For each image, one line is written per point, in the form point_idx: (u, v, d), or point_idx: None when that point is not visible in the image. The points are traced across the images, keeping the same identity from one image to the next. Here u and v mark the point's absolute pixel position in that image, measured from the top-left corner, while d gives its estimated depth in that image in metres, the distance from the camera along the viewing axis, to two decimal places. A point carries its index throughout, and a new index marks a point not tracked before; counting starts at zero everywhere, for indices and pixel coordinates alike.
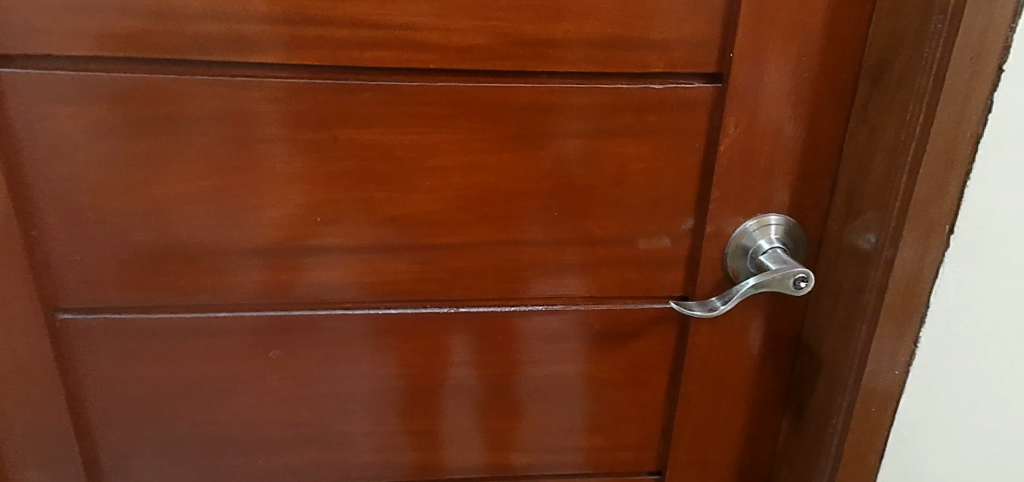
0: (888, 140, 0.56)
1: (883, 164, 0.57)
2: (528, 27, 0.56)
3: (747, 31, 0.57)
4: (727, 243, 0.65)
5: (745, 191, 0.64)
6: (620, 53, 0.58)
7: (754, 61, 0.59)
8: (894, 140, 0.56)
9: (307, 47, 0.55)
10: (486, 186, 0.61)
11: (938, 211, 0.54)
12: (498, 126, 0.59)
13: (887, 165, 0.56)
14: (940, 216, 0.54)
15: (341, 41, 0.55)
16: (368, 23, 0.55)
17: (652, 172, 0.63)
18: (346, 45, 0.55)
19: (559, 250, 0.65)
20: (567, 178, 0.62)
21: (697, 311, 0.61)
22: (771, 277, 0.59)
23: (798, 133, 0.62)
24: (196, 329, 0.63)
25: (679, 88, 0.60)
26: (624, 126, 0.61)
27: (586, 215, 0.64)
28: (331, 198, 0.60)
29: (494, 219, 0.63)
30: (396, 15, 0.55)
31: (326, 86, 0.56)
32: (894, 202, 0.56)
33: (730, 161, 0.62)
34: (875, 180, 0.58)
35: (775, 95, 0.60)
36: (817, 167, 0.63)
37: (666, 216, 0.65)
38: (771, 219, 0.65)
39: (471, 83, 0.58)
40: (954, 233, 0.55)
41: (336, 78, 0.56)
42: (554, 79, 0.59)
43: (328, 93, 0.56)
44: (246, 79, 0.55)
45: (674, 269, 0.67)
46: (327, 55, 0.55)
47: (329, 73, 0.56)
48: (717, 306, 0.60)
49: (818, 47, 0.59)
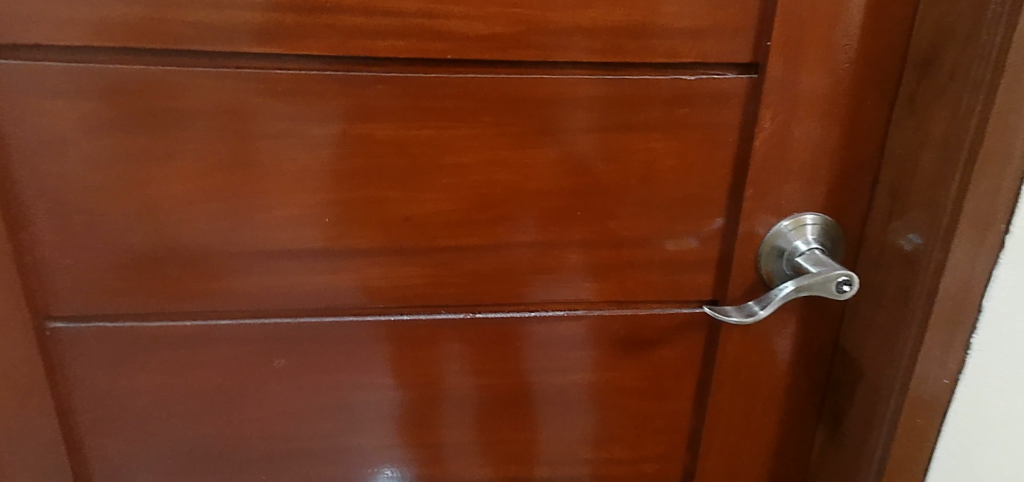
0: (938, 133, 0.53)
1: (933, 159, 0.53)
2: (552, 14, 0.53)
3: (785, 19, 0.54)
4: (760, 244, 0.61)
5: (781, 189, 0.60)
6: (648, 42, 0.54)
7: (792, 51, 0.55)
8: (945, 135, 0.52)
9: (315, 37, 0.51)
10: (506, 185, 0.58)
11: (993, 210, 0.51)
12: (518, 120, 0.56)
13: (938, 161, 0.53)
14: (996, 215, 0.51)
15: (352, 30, 0.51)
16: (381, 10, 0.51)
17: (681, 170, 0.59)
18: (357, 34, 0.51)
19: (582, 253, 0.61)
20: (591, 175, 0.58)
21: (734, 317, 0.57)
22: (812, 281, 0.55)
23: (838, 127, 0.58)
24: (195, 338, 0.59)
25: (711, 79, 0.56)
26: (652, 120, 0.57)
27: (609, 215, 0.60)
28: (339, 198, 0.56)
29: (512, 219, 0.59)
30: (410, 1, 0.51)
31: (335, 78, 0.53)
32: (946, 201, 0.52)
33: (766, 157, 0.58)
34: (923, 176, 0.54)
35: (814, 87, 0.56)
36: (857, 163, 0.59)
37: (696, 216, 0.61)
38: (808, 218, 0.61)
39: (490, 74, 0.54)
40: (1010, 233, 0.51)
41: (346, 70, 0.53)
42: (579, 70, 0.55)
43: (337, 86, 0.53)
44: (250, 71, 0.52)
45: (703, 272, 0.63)
46: (336, 44, 0.52)
47: (338, 64, 0.53)
48: (757, 312, 0.56)
49: (861, 35, 0.55)
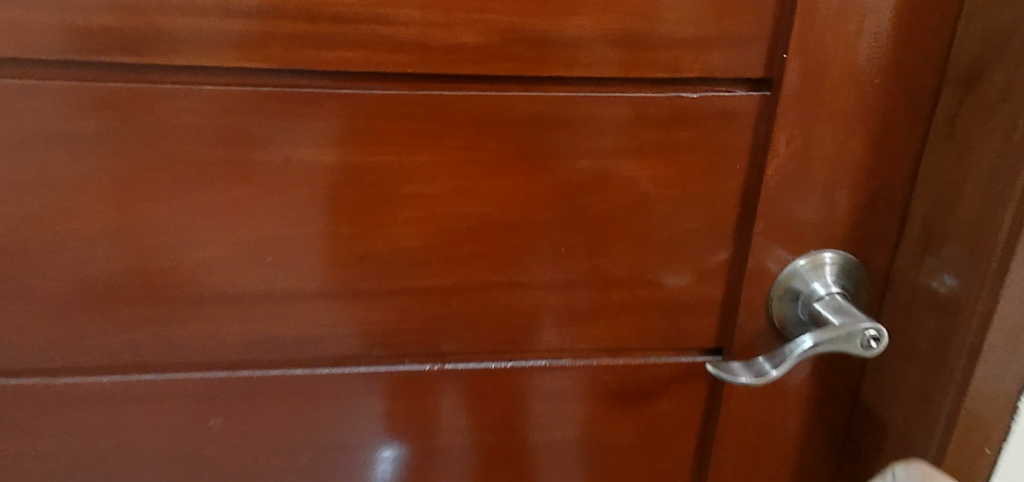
0: (984, 164, 0.45)
1: (978, 195, 0.46)
2: (531, 20, 0.45)
3: (805, 27, 0.46)
4: (772, 285, 0.54)
5: (796, 224, 0.52)
6: (644, 54, 0.47)
7: (812, 65, 0.47)
8: (994, 166, 0.45)
9: (251, 47, 0.43)
10: (479, 219, 0.50)
11: None
12: (494, 144, 0.48)
13: (985, 197, 0.45)
14: None
15: (292, 38, 0.43)
16: (326, 15, 0.43)
17: (681, 201, 0.51)
18: (300, 43, 0.43)
19: (566, 294, 0.54)
20: (579, 207, 0.51)
21: (742, 376, 0.49)
22: (833, 335, 0.47)
23: (863, 154, 0.50)
24: (116, 395, 0.51)
25: (717, 97, 0.48)
26: (649, 145, 0.49)
27: (599, 251, 0.52)
28: (285, 233, 0.48)
29: (489, 256, 0.51)
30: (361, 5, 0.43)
31: (273, 95, 0.45)
32: (995, 243, 0.45)
33: (780, 188, 0.51)
34: (964, 214, 0.47)
35: (837, 107, 0.48)
36: (885, 195, 0.52)
37: (698, 254, 0.53)
38: (827, 257, 0.53)
39: (460, 91, 0.46)
40: None
41: (287, 85, 0.45)
42: (563, 86, 0.47)
43: (276, 104, 0.45)
44: (173, 86, 0.44)
45: (705, 316, 0.56)
46: (274, 55, 0.43)
47: (278, 78, 0.45)
48: (768, 372, 0.48)
49: (893, 47, 0.47)
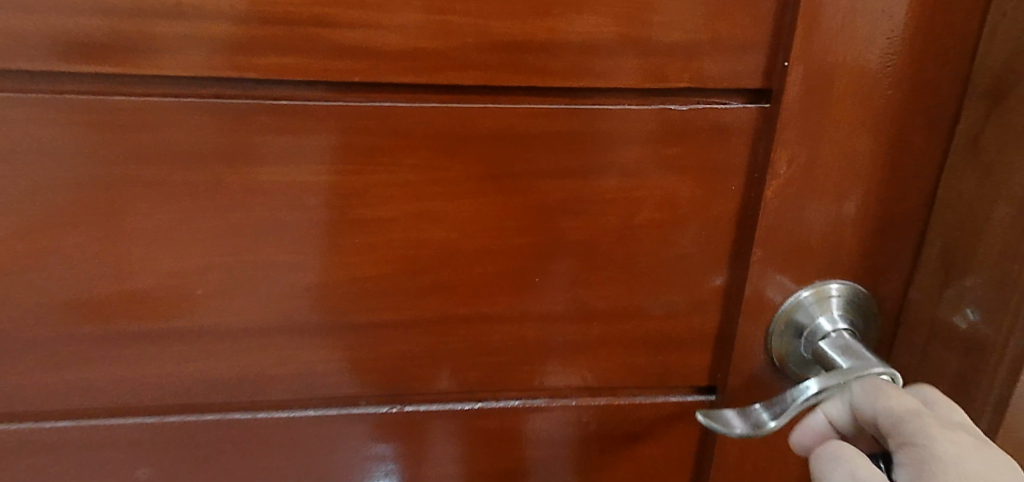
0: (1011, 197, 0.40)
1: (1007, 225, 0.40)
2: (496, 23, 0.39)
3: (810, 32, 0.40)
4: (772, 319, 0.48)
5: (798, 252, 0.46)
6: (626, 62, 0.41)
7: (818, 75, 0.41)
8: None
9: (167, 53, 0.37)
10: (442, 246, 0.45)
11: None
12: (458, 163, 0.42)
13: (1015, 228, 0.40)
14: None
15: (218, 42, 0.37)
16: (258, 16, 0.37)
17: (669, 227, 0.46)
18: (220, 49, 0.38)
19: (541, 328, 0.48)
20: (555, 233, 0.45)
21: (738, 428, 0.43)
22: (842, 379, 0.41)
23: (874, 174, 0.45)
24: (33, 443, 0.46)
25: (709, 110, 0.43)
26: (632, 163, 0.44)
27: (578, 281, 0.47)
28: (219, 264, 0.43)
29: (455, 286, 0.46)
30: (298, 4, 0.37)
31: (199, 106, 0.39)
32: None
33: (779, 212, 0.45)
34: (989, 249, 0.41)
35: (846, 122, 0.43)
36: (898, 220, 0.46)
37: (688, 285, 0.48)
38: (834, 288, 0.47)
39: (418, 103, 0.41)
40: None
41: (216, 94, 0.39)
42: (535, 97, 0.42)
43: (204, 118, 0.39)
44: (124, 100, 0.38)
45: (696, 352, 0.50)
46: (197, 61, 0.38)
47: (205, 87, 0.39)
48: (767, 422, 0.42)
49: (910, 54, 0.41)
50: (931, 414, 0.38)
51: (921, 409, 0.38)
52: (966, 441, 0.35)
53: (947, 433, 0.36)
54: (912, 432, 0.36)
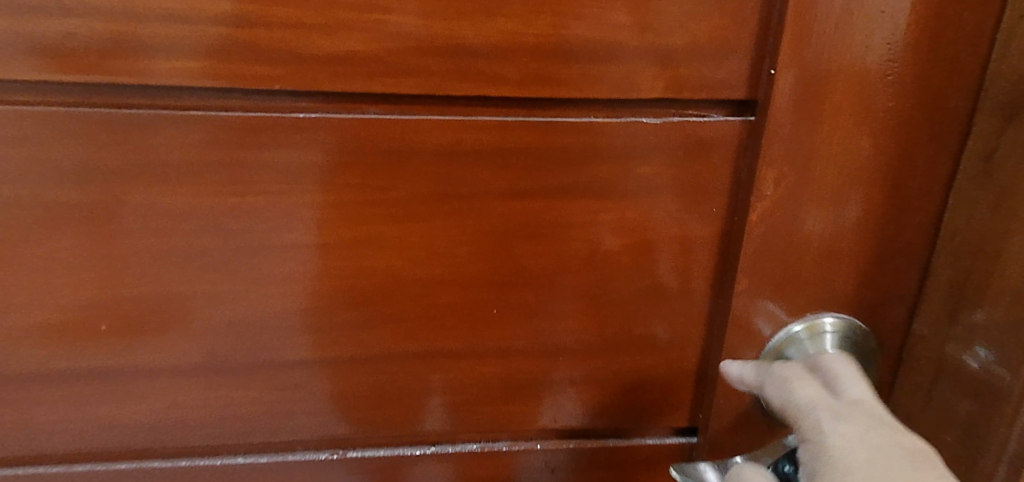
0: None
1: None
2: (439, 22, 0.34)
3: (801, 36, 0.35)
4: (759, 355, 0.43)
5: (788, 283, 0.41)
6: (590, 69, 0.36)
7: (809, 85, 0.36)
8: None
9: (110, 58, 0.33)
10: (389, 275, 0.40)
11: None
12: (404, 183, 0.37)
13: None
14: None
15: (114, 43, 0.32)
16: (160, 12, 0.32)
17: (643, 254, 0.41)
18: (159, 51, 0.33)
19: (501, 365, 0.43)
20: (516, 261, 0.40)
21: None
22: None
23: (874, 197, 0.39)
24: None
25: (686, 124, 0.38)
26: (599, 183, 0.39)
27: (542, 314, 0.42)
28: (134, 294, 0.38)
29: (404, 320, 0.41)
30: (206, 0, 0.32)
31: (96, 117, 0.34)
32: None
33: (768, 239, 0.40)
34: (1000, 289, 0.37)
35: (841, 138, 0.38)
36: (899, 248, 0.41)
37: (665, 317, 0.43)
38: (828, 323, 0.42)
39: (358, 114, 0.36)
40: None
41: (118, 103, 0.34)
42: (488, 108, 0.37)
43: (101, 130, 0.34)
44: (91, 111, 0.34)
45: (674, 390, 0.45)
46: (90, 65, 0.33)
47: (105, 94, 0.34)
48: None
49: (914, 62, 0.37)
50: (837, 406, 0.37)
51: (824, 401, 0.37)
52: (857, 426, 0.35)
53: (838, 422, 0.35)
54: (809, 427, 0.36)
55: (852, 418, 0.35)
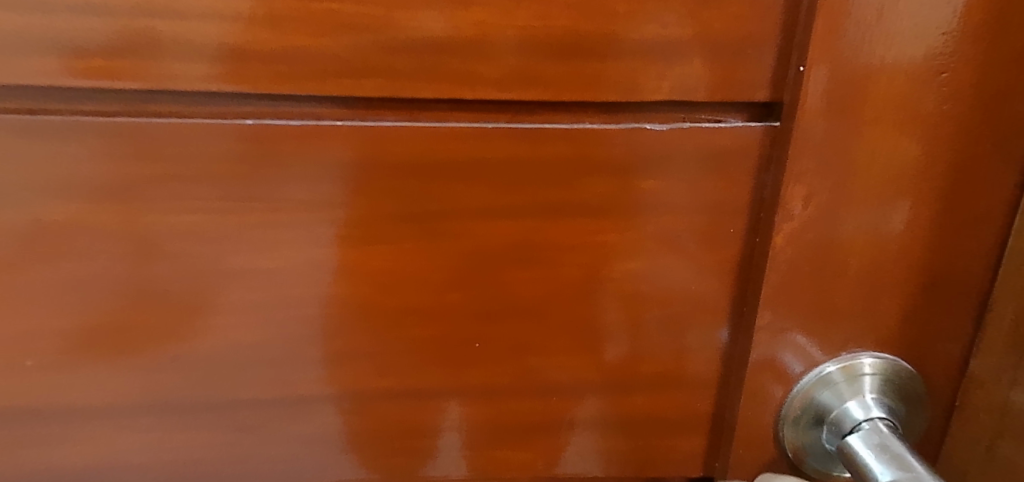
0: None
1: None
2: (403, 13, 0.29)
3: (835, 25, 0.29)
4: (786, 400, 0.37)
5: (818, 317, 0.35)
6: (582, 66, 0.31)
7: (846, 85, 0.30)
8: None
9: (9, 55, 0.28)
10: (356, 305, 0.35)
11: None
12: (371, 200, 0.32)
13: None
14: None
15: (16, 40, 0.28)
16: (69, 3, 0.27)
17: (649, 281, 0.35)
18: (67, 48, 0.28)
19: (487, 406, 0.38)
20: (502, 288, 0.35)
21: None
22: None
23: (923, 217, 0.33)
24: None
25: (697, 131, 0.32)
26: (596, 200, 0.33)
27: (534, 348, 0.37)
28: (57, 327, 0.33)
29: (376, 355, 0.36)
30: None
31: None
32: None
33: (796, 267, 0.34)
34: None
35: (884, 148, 0.32)
36: (952, 277, 0.35)
37: (674, 353, 0.37)
38: (867, 363, 0.36)
39: (313, 121, 0.31)
40: None
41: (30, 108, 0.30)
42: (465, 113, 0.32)
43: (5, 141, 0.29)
44: None
45: (685, 435, 0.40)
46: None
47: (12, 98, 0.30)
48: None
49: (973, 57, 0.30)
50: None
51: None
52: None
53: None
54: None
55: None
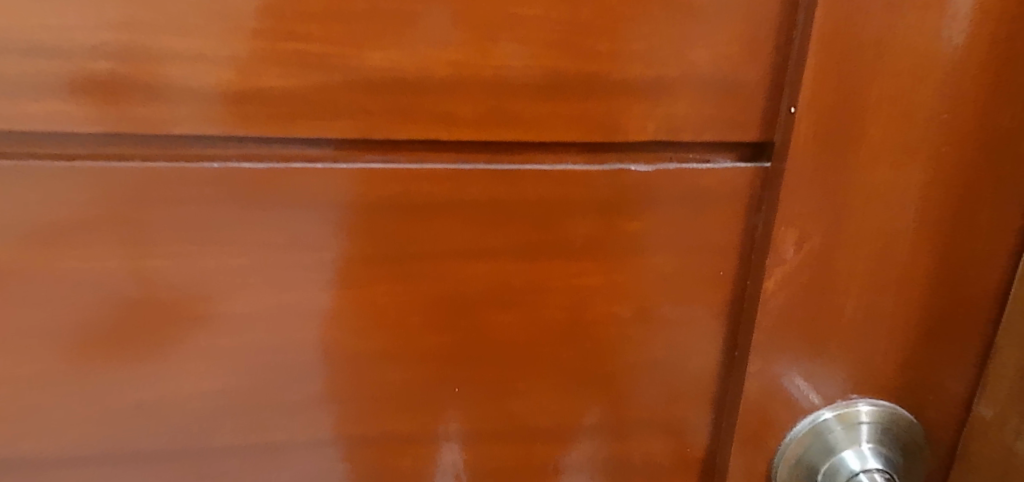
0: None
1: None
2: (375, 53, 0.28)
3: (828, 66, 0.28)
4: (779, 447, 0.36)
5: (812, 363, 0.34)
6: (563, 106, 0.29)
7: (839, 127, 0.29)
8: None
9: None
10: (331, 349, 0.33)
11: None
12: (345, 243, 0.31)
13: None
14: None
15: None
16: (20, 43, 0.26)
17: (636, 325, 0.34)
18: (18, 89, 0.26)
19: (468, 452, 0.37)
20: (483, 332, 0.34)
21: None
22: None
23: (922, 261, 0.32)
24: None
25: (684, 171, 0.31)
26: (579, 242, 0.32)
27: (516, 393, 0.35)
28: (9, 377, 0.31)
29: (352, 400, 0.35)
30: (79, 29, 0.26)
31: None
32: None
33: (789, 311, 0.32)
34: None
35: (881, 190, 0.30)
36: (952, 322, 0.33)
37: (663, 398, 0.36)
38: (864, 410, 0.35)
39: (282, 162, 0.29)
40: None
41: None
42: (442, 153, 0.30)
43: None
44: None
45: (674, 480, 0.38)
46: None
47: None
48: None
49: (974, 98, 0.29)
50: None
51: None
52: None
53: None
54: None
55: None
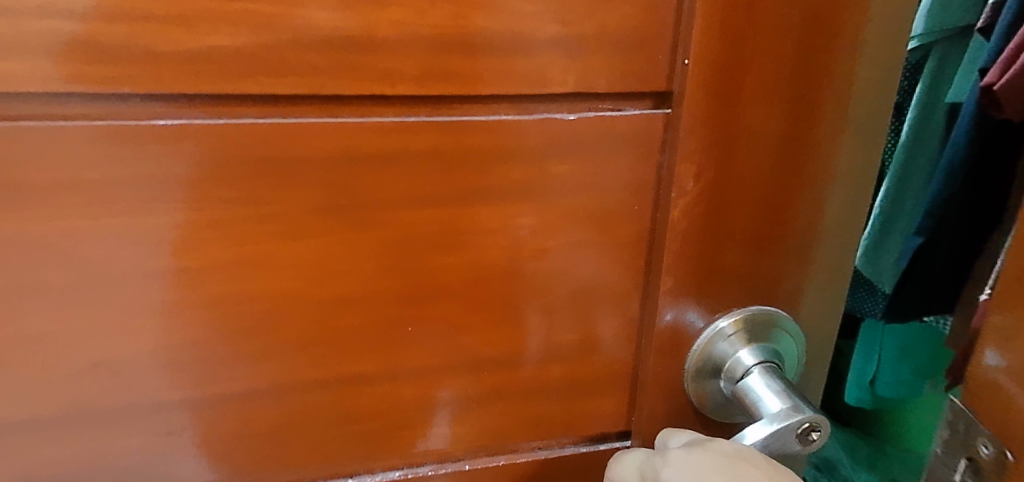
0: None
1: None
2: (320, 13, 0.30)
3: (712, 23, 0.33)
4: (688, 354, 0.42)
5: (711, 281, 0.40)
6: (495, 62, 0.33)
7: (724, 75, 0.35)
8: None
9: None
10: (287, 298, 0.36)
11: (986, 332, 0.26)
12: (298, 194, 0.33)
13: None
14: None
15: None
16: None
17: (564, 257, 0.38)
18: None
19: (420, 386, 0.40)
20: (429, 273, 0.37)
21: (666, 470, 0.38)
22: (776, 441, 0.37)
23: (794, 189, 0.39)
24: None
25: (599, 118, 0.35)
26: (514, 184, 0.36)
27: (460, 327, 0.39)
28: None
29: (308, 346, 0.37)
30: None
31: None
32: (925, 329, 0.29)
33: (690, 236, 0.38)
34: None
35: (759, 128, 0.36)
36: (818, 239, 0.40)
37: (589, 323, 0.41)
38: (755, 315, 0.42)
39: (234, 118, 0.31)
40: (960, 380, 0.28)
41: None
42: (387, 107, 0.33)
43: None
44: None
45: (605, 395, 0.43)
46: None
47: None
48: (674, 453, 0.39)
49: (829, 50, 0.35)
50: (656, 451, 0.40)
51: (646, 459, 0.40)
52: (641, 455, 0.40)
53: (653, 457, 0.40)
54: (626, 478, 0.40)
55: (710, 451, 0.37)
